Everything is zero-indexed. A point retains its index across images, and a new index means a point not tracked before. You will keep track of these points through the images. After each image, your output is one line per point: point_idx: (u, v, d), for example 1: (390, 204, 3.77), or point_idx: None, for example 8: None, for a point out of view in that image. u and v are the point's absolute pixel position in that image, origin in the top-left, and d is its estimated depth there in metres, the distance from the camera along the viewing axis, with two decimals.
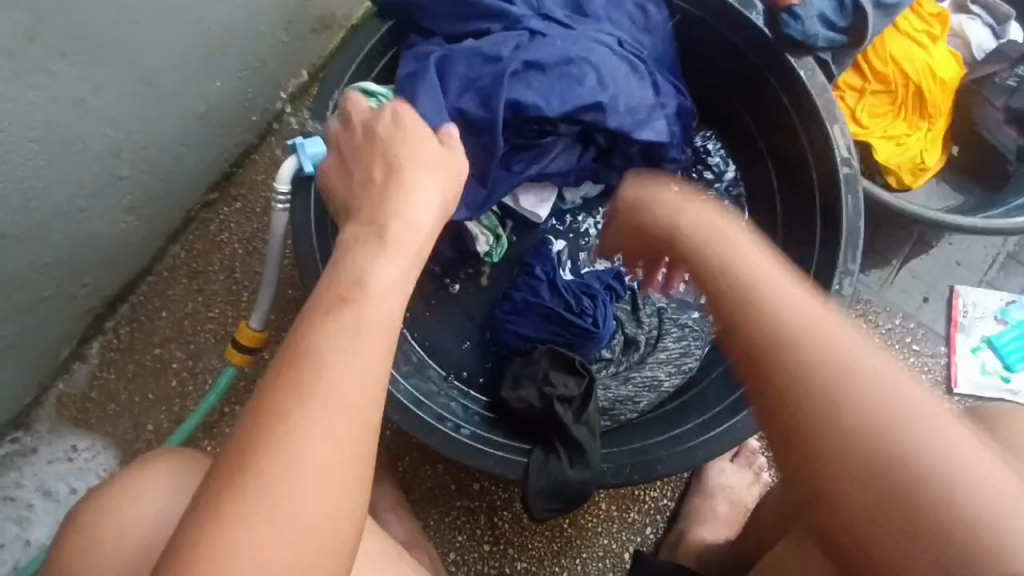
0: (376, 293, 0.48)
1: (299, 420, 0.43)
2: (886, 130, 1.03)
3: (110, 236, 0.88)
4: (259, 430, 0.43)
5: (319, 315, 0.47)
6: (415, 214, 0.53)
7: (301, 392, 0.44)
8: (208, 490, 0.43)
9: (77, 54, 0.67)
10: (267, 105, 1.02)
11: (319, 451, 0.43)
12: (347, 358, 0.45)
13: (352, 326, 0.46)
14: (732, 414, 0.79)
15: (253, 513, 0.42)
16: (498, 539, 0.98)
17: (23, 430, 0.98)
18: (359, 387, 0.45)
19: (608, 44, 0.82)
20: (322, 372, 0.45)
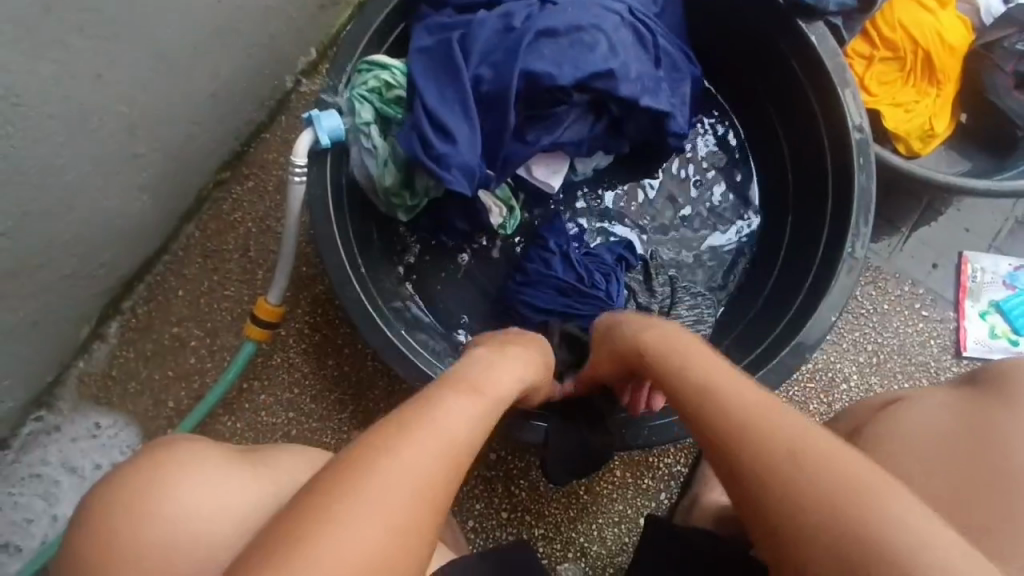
0: (494, 388, 0.60)
1: (420, 446, 0.49)
2: (895, 97, 1.03)
3: (126, 214, 0.88)
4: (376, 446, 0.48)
5: (453, 386, 0.57)
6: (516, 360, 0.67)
7: (421, 424, 0.51)
8: (322, 487, 0.45)
9: (93, 28, 0.67)
10: (277, 83, 1.03)
11: (429, 475, 0.48)
12: (462, 413, 0.54)
13: (480, 396, 0.57)
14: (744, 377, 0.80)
15: (352, 521, 0.43)
16: (515, 507, 1.00)
17: (46, 409, 0.99)
18: (470, 436, 0.53)
19: (618, 11, 0.82)
20: (442, 415, 0.52)
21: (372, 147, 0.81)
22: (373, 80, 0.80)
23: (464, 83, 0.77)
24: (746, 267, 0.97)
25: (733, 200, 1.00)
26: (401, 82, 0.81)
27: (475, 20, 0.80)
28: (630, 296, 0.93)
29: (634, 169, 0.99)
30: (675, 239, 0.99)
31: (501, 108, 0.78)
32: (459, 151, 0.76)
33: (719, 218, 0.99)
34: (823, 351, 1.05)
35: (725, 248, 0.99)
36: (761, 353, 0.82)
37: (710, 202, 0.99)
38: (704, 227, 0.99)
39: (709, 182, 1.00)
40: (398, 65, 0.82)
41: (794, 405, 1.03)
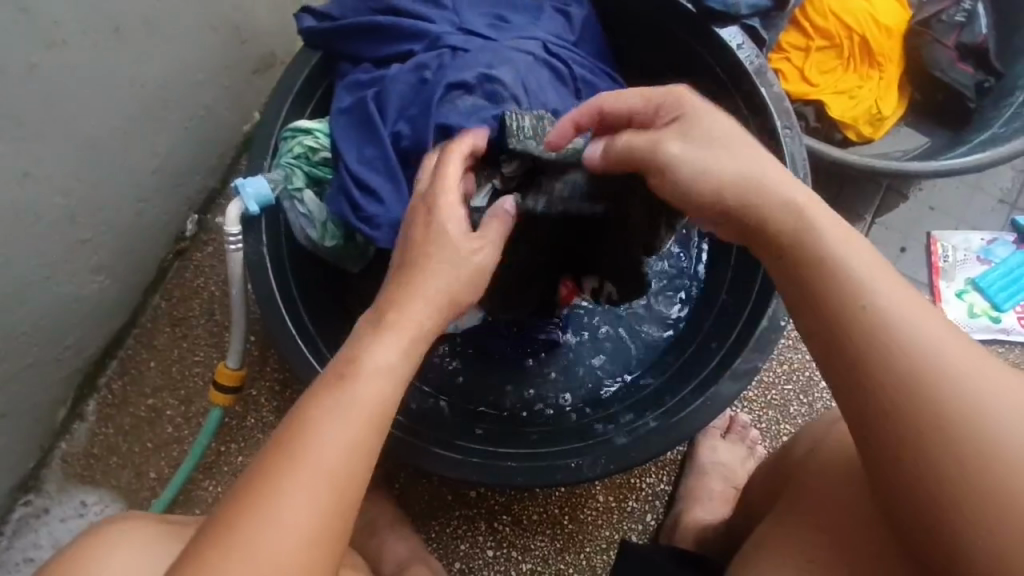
0: (372, 376, 0.53)
1: (291, 485, 0.48)
2: (837, 85, 1.01)
3: (83, 296, 0.91)
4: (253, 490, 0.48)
5: (325, 390, 0.52)
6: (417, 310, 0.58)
7: (287, 458, 0.48)
8: (209, 531, 0.47)
9: (13, 131, 0.70)
10: (223, 150, 1.05)
11: (298, 519, 0.47)
12: (335, 433, 0.50)
13: (347, 405, 0.51)
14: (706, 387, 0.80)
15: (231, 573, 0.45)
16: (502, 544, 0.99)
17: (34, 493, 1.01)
18: (344, 460, 0.49)
19: (536, 52, 0.82)
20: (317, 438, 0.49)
21: (307, 211, 0.82)
22: (298, 145, 0.82)
23: (384, 141, 0.77)
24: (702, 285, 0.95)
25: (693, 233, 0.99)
26: (325, 144, 0.82)
27: (388, 75, 0.80)
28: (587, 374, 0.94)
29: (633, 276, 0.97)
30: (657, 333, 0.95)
31: (422, 162, 0.77)
32: (387, 209, 0.76)
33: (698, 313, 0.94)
34: (796, 351, 1.03)
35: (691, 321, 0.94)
36: (717, 363, 0.82)
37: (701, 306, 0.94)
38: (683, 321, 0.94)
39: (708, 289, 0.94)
40: (321, 126, 0.83)
41: (773, 409, 1.02)
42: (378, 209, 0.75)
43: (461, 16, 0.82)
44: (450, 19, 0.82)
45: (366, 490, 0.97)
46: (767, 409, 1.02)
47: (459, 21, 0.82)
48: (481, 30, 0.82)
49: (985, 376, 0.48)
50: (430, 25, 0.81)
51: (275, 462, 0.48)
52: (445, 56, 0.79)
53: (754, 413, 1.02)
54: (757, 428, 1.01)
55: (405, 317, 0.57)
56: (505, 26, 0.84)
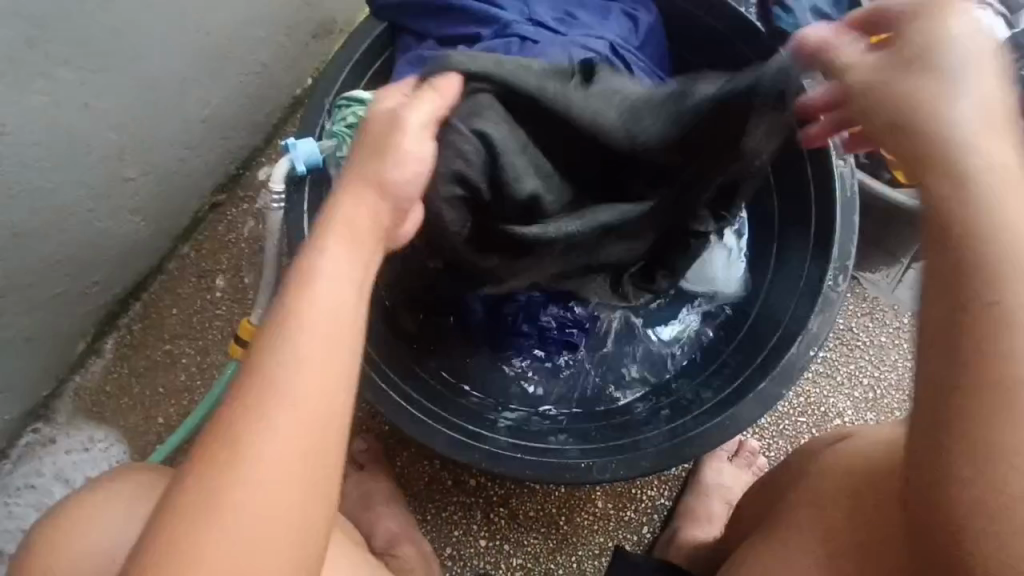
0: (324, 295, 0.52)
1: (258, 413, 0.48)
2: None
3: (118, 234, 0.91)
4: (236, 421, 0.48)
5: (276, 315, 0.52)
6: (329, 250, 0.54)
7: (269, 385, 0.49)
8: (174, 494, 0.47)
9: (78, 61, 0.70)
10: (273, 109, 1.06)
11: (275, 444, 0.47)
12: (301, 355, 0.50)
13: (300, 321, 0.51)
14: (723, 409, 0.80)
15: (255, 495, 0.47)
16: (494, 535, 0.99)
17: (43, 421, 1.02)
18: (317, 381, 0.49)
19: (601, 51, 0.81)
20: (275, 355, 0.49)
21: None
22: (353, 115, 0.82)
23: None
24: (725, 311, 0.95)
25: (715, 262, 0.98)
26: None
27: None
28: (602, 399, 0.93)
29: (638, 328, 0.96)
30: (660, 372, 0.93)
31: None
32: None
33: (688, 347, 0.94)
34: (815, 385, 1.02)
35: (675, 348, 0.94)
36: (739, 386, 0.81)
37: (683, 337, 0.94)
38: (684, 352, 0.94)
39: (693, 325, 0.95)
40: (376, 97, 0.83)
41: (783, 439, 1.01)
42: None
43: (532, 7, 0.83)
44: (522, 9, 0.82)
45: (367, 463, 0.97)
46: (777, 439, 1.01)
47: (530, 11, 0.82)
48: (552, 26, 0.82)
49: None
50: (500, 11, 0.82)
51: (241, 387, 0.49)
52: (513, 47, 0.79)
53: (764, 440, 1.01)
54: (766, 456, 1.00)
55: (329, 258, 0.54)
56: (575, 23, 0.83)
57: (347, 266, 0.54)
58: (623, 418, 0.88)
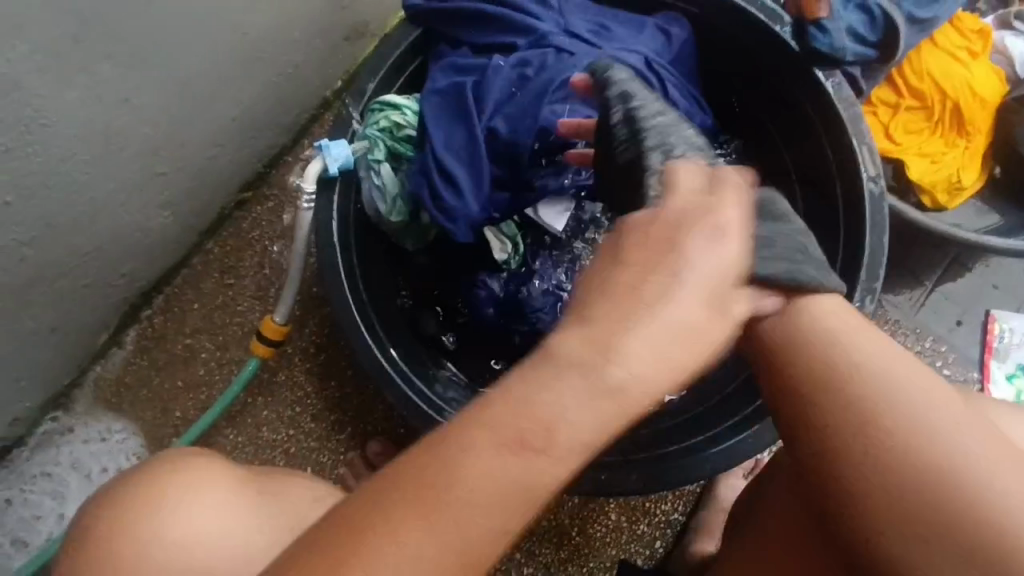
0: (596, 345, 0.45)
1: (461, 456, 0.43)
2: (921, 147, 0.99)
3: (145, 228, 0.92)
4: (433, 491, 0.42)
5: (557, 349, 0.45)
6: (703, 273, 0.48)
7: (510, 436, 0.43)
8: (376, 502, 0.43)
9: (120, 56, 0.71)
10: (301, 109, 1.06)
11: (470, 495, 0.42)
12: (559, 408, 0.43)
13: (557, 372, 0.44)
14: (745, 427, 0.79)
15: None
16: (507, 543, 0.99)
17: (62, 411, 1.03)
18: (567, 445, 0.43)
19: (633, 66, 0.82)
20: (526, 398, 0.44)
21: (381, 183, 0.83)
22: (384, 119, 0.83)
23: (475, 133, 0.79)
24: None
25: None
26: (411, 121, 0.83)
27: (490, 65, 0.81)
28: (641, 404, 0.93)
29: None
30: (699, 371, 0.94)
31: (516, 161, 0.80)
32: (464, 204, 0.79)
33: None
34: None
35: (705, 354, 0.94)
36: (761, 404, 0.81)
37: None
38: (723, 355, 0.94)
39: None
40: (408, 101, 0.84)
41: None
42: (443, 141, 0.80)
43: (569, 19, 0.83)
44: (558, 21, 0.83)
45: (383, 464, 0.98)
46: None
47: (566, 23, 0.83)
48: (585, 37, 0.82)
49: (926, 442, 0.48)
50: (537, 22, 0.83)
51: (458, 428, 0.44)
52: (548, 57, 0.80)
53: None
54: None
55: (643, 304, 0.46)
56: (610, 36, 0.84)
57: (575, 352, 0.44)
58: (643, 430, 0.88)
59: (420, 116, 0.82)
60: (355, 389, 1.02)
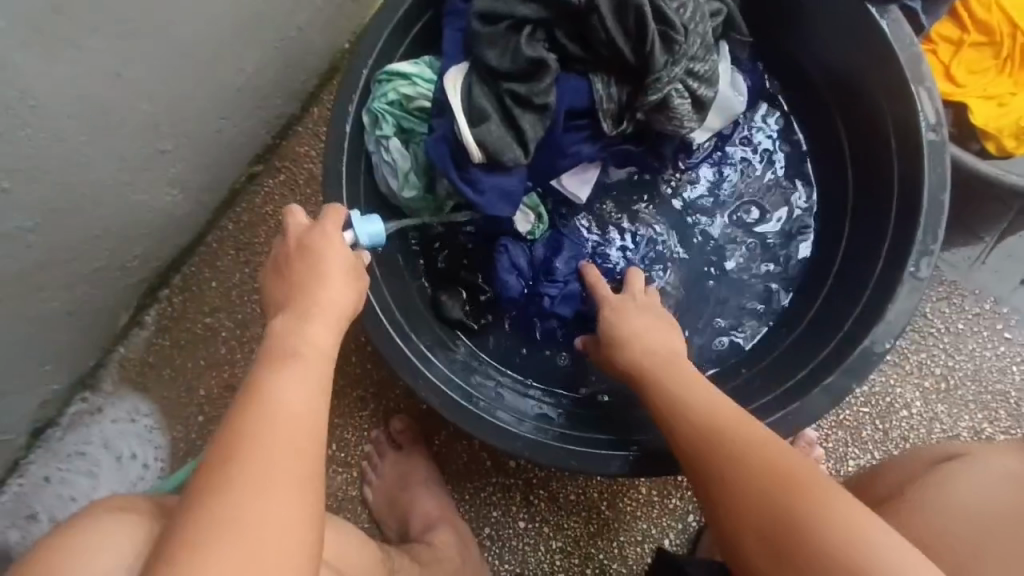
0: (289, 414, 0.51)
1: (261, 501, 0.48)
2: (986, 88, 0.89)
3: (155, 207, 0.89)
4: (216, 514, 0.47)
5: (245, 426, 0.50)
6: (316, 340, 0.56)
7: (241, 490, 0.48)
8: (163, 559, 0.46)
9: (108, 28, 0.67)
10: (307, 76, 1.01)
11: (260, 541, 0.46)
12: (277, 469, 0.49)
13: (275, 441, 0.50)
14: (787, 402, 0.74)
15: (227, 563, 0.45)
16: (534, 517, 0.97)
17: (90, 390, 1.04)
18: (290, 477, 0.49)
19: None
20: (253, 455, 0.49)
21: (391, 159, 0.79)
22: (391, 91, 0.78)
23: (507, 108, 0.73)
24: (787, 293, 0.89)
25: (779, 232, 0.90)
26: (422, 91, 0.78)
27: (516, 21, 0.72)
28: None
29: (689, 285, 0.89)
30: (718, 332, 0.88)
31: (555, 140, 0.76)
32: (494, 179, 0.75)
33: (747, 309, 0.89)
34: (882, 373, 0.95)
35: (736, 320, 0.89)
36: (802, 378, 0.75)
37: (746, 301, 0.89)
38: (745, 318, 0.89)
39: (752, 284, 0.89)
40: (418, 69, 0.79)
41: (843, 431, 0.94)
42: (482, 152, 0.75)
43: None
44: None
45: (406, 443, 0.96)
46: (837, 430, 0.94)
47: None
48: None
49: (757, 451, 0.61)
50: None
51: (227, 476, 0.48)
52: (577, 18, 0.72)
53: (823, 431, 0.94)
54: (824, 448, 0.93)
55: (304, 362, 0.54)
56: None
57: (324, 350, 0.56)
58: None
59: (437, 88, 0.77)
60: (375, 363, 0.99)
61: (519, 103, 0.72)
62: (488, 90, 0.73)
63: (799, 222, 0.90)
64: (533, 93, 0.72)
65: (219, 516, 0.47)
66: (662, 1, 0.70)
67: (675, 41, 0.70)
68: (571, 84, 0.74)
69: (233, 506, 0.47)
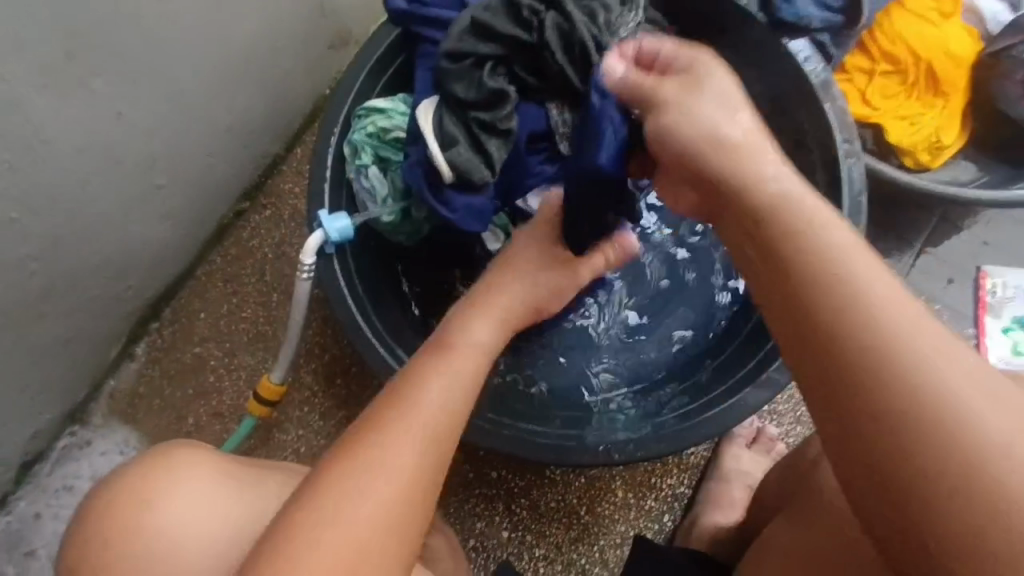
0: (444, 393, 0.61)
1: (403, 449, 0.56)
2: (898, 111, 1.01)
3: (148, 239, 0.95)
4: (375, 448, 0.56)
5: (411, 385, 0.61)
6: (471, 337, 0.69)
7: (384, 435, 0.56)
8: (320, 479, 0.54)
9: (112, 72, 0.75)
10: (291, 119, 1.10)
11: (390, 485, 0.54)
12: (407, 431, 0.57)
13: (423, 404, 0.59)
14: (732, 393, 0.82)
15: (371, 494, 0.54)
16: (517, 526, 1.00)
17: (79, 424, 1.06)
18: (432, 437, 0.58)
19: (591, 36, 0.79)
20: (411, 409, 0.58)
21: (370, 185, 0.87)
22: (369, 124, 0.86)
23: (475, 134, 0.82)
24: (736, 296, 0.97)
25: None
26: (396, 124, 0.87)
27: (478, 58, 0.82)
28: (623, 381, 0.94)
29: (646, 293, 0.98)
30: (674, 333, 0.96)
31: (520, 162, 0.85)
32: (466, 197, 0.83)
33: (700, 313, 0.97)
34: None
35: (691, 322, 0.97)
36: (753, 367, 0.82)
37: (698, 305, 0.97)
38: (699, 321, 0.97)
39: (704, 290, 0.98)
40: (392, 104, 0.87)
41: (801, 425, 1.03)
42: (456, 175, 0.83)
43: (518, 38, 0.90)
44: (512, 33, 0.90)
45: None
46: (796, 426, 1.02)
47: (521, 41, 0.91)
48: (545, 9, 0.81)
49: (1000, 408, 0.43)
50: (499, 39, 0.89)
51: (384, 420, 0.57)
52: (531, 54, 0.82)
53: (781, 427, 1.02)
54: (785, 442, 1.02)
55: (464, 354, 0.66)
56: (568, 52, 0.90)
57: (482, 345, 0.68)
58: (640, 402, 0.90)
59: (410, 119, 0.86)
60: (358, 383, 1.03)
61: (485, 129, 0.82)
62: (457, 119, 0.82)
63: None
64: (497, 120, 0.81)
65: (373, 454, 0.55)
66: (604, 37, 0.80)
67: None
68: (531, 112, 0.84)
69: (384, 449, 0.56)
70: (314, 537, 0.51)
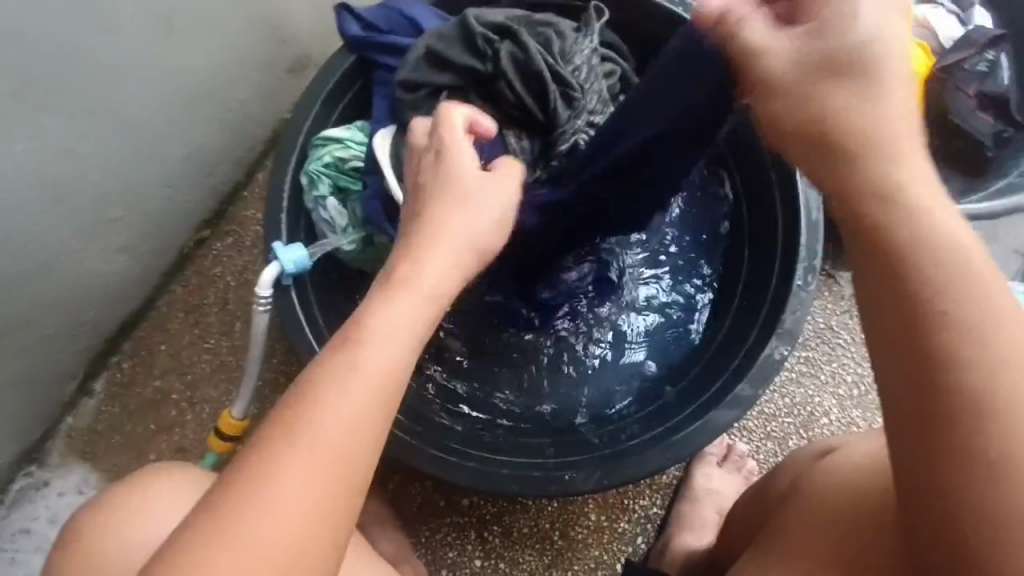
0: (368, 370, 0.53)
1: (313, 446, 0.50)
2: None
3: (104, 273, 0.93)
4: (282, 439, 0.50)
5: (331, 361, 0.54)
6: (407, 302, 0.57)
7: (300, 427, 0.50)
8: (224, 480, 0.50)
9: (60, 108, 0.73)
10: (251, 145, 1.08)
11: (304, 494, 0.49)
12: (333, 410, 0.51)
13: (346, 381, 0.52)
14: (697, 416, 0.81)
15: (285, 497, 0.48)
16: (489, 554, 0.99)
17: (36, 464, 1.03)
18: (349, 432, 0.51)
19: (547, 66, 0.80)
20: (321, 395, 0.52)
21: (329, 216, 0.86)
22: (326, 154, 0.85)
23: None
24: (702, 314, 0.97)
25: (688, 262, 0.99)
26: (354, 153, 0.86)
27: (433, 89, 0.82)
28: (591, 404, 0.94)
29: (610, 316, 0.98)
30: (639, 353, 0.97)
31: None
32: None
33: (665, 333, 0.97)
34: (800, 385, 1.03)
35: (657, 343, 0.97)
36: (719, 387, 0.82)
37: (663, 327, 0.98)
38: (665, 342, 0.97)
39: (670, 311, 0.98)
40: (349, 133, 0.86)
41: (771, 442, 1.01)
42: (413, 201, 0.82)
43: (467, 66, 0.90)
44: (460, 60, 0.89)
45: None
46: (766, 442, 1.01)
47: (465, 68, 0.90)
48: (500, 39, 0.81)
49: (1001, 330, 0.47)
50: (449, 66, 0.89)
51: (291, 415, 0.51)
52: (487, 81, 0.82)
53: (752, 443, 1.01)
54: (755, 459, 1.01)
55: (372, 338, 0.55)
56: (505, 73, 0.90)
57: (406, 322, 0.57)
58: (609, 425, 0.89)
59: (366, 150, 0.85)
60: None
61: None
62: None
63: (705, 250, 0.99)
64: None
65: (288, 445, 0.50)
66: (558, 65, 0.80)
67: (574, 98, 0.79)
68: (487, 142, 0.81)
69: (303, 442, 0.50)
70: (237, 531, 0.47)
